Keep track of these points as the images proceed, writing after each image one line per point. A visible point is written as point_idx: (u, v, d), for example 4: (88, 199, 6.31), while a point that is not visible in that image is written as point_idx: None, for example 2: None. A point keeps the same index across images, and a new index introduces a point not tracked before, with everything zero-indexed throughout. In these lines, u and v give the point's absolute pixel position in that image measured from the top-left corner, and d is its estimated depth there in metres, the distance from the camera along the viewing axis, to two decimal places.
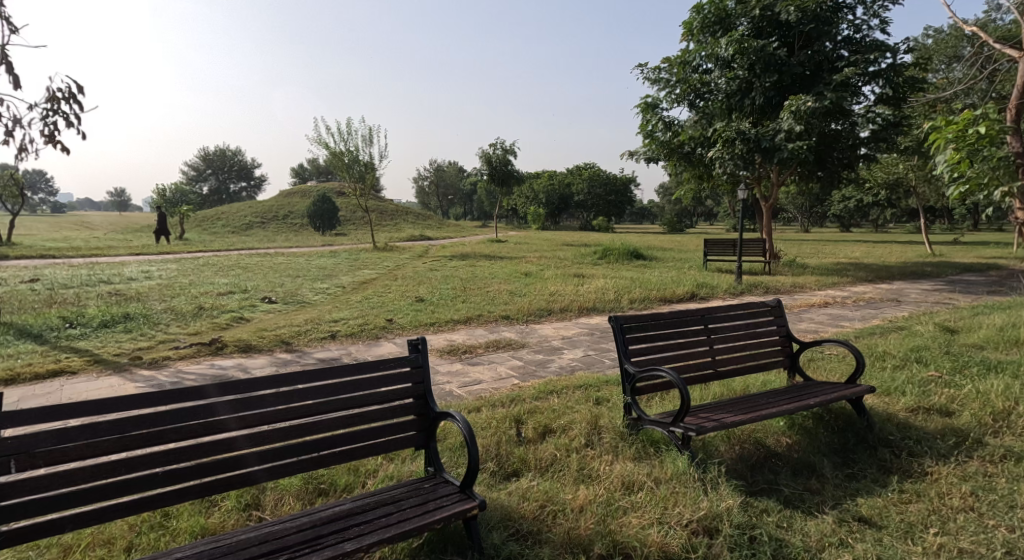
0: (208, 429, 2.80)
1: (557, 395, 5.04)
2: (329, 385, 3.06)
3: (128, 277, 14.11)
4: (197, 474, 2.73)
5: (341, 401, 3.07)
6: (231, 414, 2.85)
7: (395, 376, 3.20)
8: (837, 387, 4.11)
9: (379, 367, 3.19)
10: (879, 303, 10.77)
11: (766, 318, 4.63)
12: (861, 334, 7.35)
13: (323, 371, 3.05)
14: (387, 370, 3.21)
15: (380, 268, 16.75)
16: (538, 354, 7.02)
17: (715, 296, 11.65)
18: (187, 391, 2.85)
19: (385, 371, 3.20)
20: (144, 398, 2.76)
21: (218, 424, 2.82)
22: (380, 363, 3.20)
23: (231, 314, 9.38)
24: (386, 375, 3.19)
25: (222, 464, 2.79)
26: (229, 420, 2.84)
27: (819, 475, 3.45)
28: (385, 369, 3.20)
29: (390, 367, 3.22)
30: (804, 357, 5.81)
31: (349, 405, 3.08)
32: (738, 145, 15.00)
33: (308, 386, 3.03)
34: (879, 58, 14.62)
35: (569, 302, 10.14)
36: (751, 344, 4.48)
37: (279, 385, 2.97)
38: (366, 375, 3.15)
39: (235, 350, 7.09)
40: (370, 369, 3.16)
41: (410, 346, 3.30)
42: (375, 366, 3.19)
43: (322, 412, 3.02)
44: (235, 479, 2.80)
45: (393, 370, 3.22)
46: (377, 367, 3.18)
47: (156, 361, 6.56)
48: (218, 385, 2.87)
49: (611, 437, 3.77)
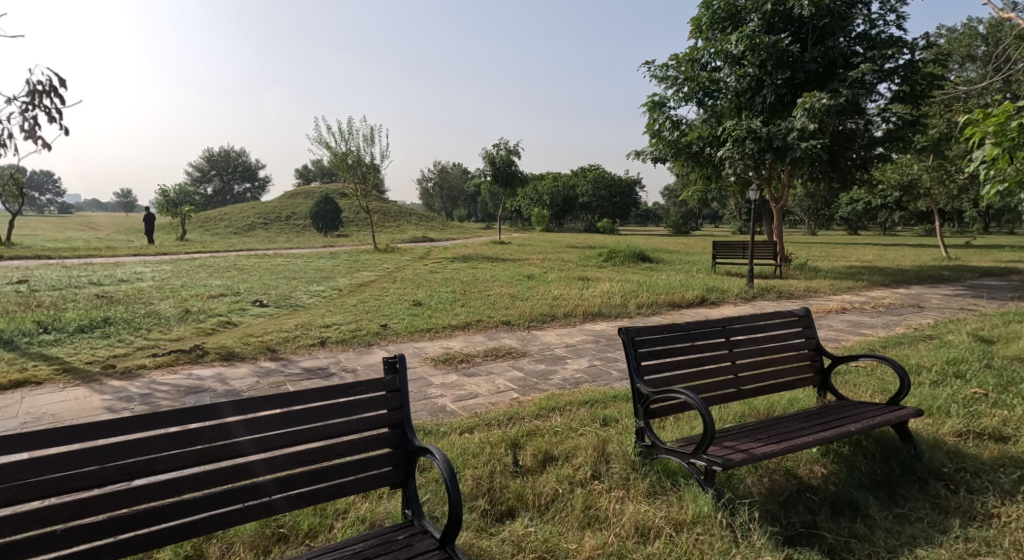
0: (125, 473, 2.31)
1: (560, 413, 4.55)
2: (285, 414, 2.58)
3: (120, 278, 13.72)
4: (111, 530, 2.27)
5: (300, 434, 2.59)
6: (157, 453, 2.36)
7: (366, 403, 2.72)
8: (879, 410, 3.62)
9: (347, 391, 2.70)
10: (899, 308, 10.25)
11: (794, 330, 4.13)
12: (887, 344, 6.85)
13: (277, 398, 2.56)
14: (357, 393, 2.72)
15: (379, 270, 16.31)
16: (539, 364, 6.53)
17: (726, 300, 11.15)
18: (103, 426, 2.35)
19: (354, 395, 2.72)
20: (45, 436, 2.26)
21: (139, 466, 2.33)
22: (348, 387, 2.71)
23: (218, 318, 8.93)
24: (355, 401, 2.70)
25: (144, 517, 2.32)
26: (155, 461, 2.35)
27: (865, 516, 2.98)
28: (355, 393, 2.72)
29: (362, 391, 2.73)
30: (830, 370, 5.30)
31: (311, 438, 2.60)
32: (748, 144, 14.45)
33: (255, 418, 2.54)
34: (896, 54, 14.09)
35: (573, 306, 9.66)
36: (777, 359, 3.99)
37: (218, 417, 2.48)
38: (330, 400, 2.66)
39: (216, 358, 6.61)
40: (337, 394, 2.67)
41: (386, 365, 2.81)
42: (343, 390, 2.70)
43: (272, 450, 2.54)
44: (157, 535, 2.33)
45: (363, 393, 2.74)
46: (345, 392, 2.70)
47: (129, 369, 6.07)
48: (139, 417, 2.38)
49: (620, 469, 3.30)
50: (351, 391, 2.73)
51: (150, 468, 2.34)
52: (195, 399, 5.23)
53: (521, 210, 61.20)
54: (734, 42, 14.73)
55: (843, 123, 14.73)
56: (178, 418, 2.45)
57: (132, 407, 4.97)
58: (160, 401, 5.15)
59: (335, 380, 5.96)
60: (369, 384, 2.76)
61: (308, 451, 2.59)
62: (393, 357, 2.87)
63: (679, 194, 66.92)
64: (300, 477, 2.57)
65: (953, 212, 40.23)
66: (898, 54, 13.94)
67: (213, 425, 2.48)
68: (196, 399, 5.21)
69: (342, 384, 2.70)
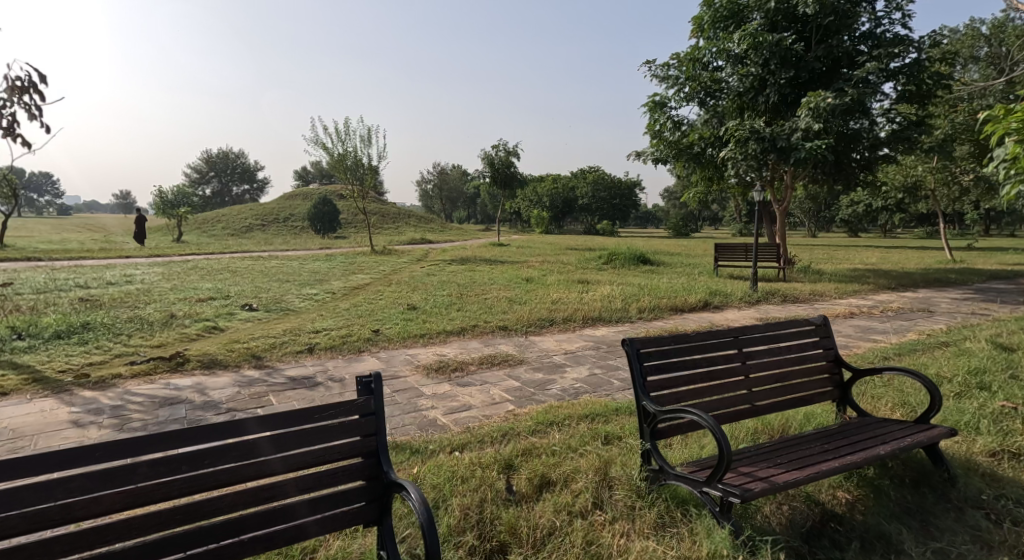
0: (39, 520, 2.03)
1: (558, 429, 4.23)
2: (235, 445, 2.28)
3: (109, 280, 13.40)
4: None
5: (254, 468, 2.29)
6: (79, 496, 2.08)
7: (333, 431, 2.42)
8: (907, 429, 3.30)
9: (313, 417, 2.42)
10: (909, 313, 9.92)
11: (811, 340, 3.81)
12: (901, 351, 6.52)
13: (224, 427, 2.27)
14: (324, 418, 2.44)
15: (375, 273, 16.01)
16: (537, 373, 6.20)
17: (729, 304, 10.84)
18: (15, 464, 2.06)
19: (321, 419, 2.43)
20: None
21: (55, 511, 2.04)
22: (314, 412, 2.43)
23: (204, 323, 8.60)
24: (321, 428, 2.42)
25: None
26: (74, 505, 2.06)
27: (900, 554, 2.68)
28: (321, 417, 2.44)
29: (329, 415, 2.45)
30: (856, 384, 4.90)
31: (262, 473, 2.31)
32: (751, 145, 14.13)
33: (199, 450, 2.24)
34: (902, 53, 13.74)
35: (573, 310, 9.34)
36: (795, 373, 3.67)
37: (154, 451, 2.19)
38: (292, 428, 2.37)
39: (197, 367, 6.28)
40: (300, 421, 2.39)
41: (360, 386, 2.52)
42: (307, 415, 2.42)
43: (221, 485, 2.25)
44: None
45: (332, 417, 2.45)
46: (308, 419, 2.41)
47: (103, 379, 5.75)
48: (57, 454, 2.09)
49: (624, 496, 2.99)
50: (318, 416, 2.45)
51: (69, 513, 2.06)
52: (169, 411, 4.90)
53: (520, 212, 60.94)
54: (737, 40, 14.41)
55: (848, 123, 14.40)
56: (104, 452, 2.15)
57: (100, 421, 4.64)
58: (131, 413, 4.82)
59: (321, 390, 5.64)
60: (340, 406, 2.48)
61: (261, 488, 2.29)
62: (367, 377, 2.58)
63: (679, 196, 66.68)
64: (250, 518, 2.28)
65: (954, 215, 40.08)
66: (906, 52, 13.61)
67: (148, 461, 2.18)
68: (170, 411, 4.88)
69: (306, 409, 2.41)
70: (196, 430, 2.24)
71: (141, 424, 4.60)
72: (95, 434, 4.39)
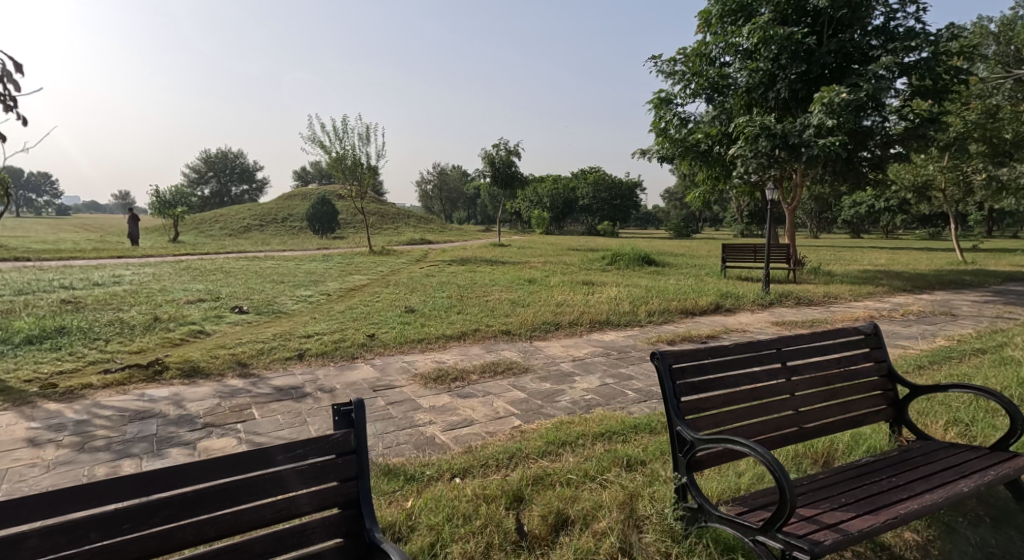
0: None
1: (572, 451, 3.78)
2: (168, 503, 1.87)
3: (96, 281, 12.94)
4: None
5: (196, 530, 1.89)
6: None
7: (298, 480, 2.01)
8: (985, 458, 2.82)
9: (274, 459, 1.99)
10: (932, 317, 9.43)
11: (862, 352, 3.32)
12: (936, 359, 6.04)
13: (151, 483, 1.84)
14: (292, 459, 2.01)
15: (374, 273, 15.53)
16: (544, 383, 5.71)
17: (742, 307, 10.37)
18: None
19: (286, 463, 2.00)
20: None
21: None
22: (273, 456, 1.99)
23: (189, 326, 8.12)
24: (281, 476, 1.99)
25: None
26: None
27: None
28: (286, 460, 2.01)
29: (296, 456, 2.01)
30: (920, 400, 4.33)
31: (205, 536, 1.91)
32: (762, 142, 13.63)
33: (120, 511, 1.83)
34: (918, 46, 13.16)
35: (579, 314, 8.86)
36: (846, 391, 3.18)
37: (59, 515, 1.76)
38: (247, 477, 1.95)
39: (175, 375, 5.79)
40: (255, 467, 1.96)
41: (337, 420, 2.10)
42: (266, 457, 1.99)
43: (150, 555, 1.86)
44: None
45: (300, 458, 2.03)
46: (268, 462, 1.98)
47: (71, 390, 5.27)
48: None
49: (656, 540, 2.60)
50: (281, 457, 2.01)
51: None
52: (138, 427, 4.42)
53: (521, 213, 60.44)
54: (746, 35, 13.88)
55: (861, 120, 13.87)
56: None
57: (59, 439, 4.16)
58: (96, 430, 4.33)
59: (309, 402, 5.16)
60: (313, 442, 2.05)
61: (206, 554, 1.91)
62: (347, 405, 2.15)
63: (681, 197, 66.18)
64: None
65: (958, 216, 39.62)
66: (922, 46, 13.03)
67: (49, 527, 1.76)
68: (139, 427, 4.40)
69: (266, 451, 1.98)
70: (116, 486, 1.81)
71: (104, 442, 4.11)
72: (51, 455, 3.90)
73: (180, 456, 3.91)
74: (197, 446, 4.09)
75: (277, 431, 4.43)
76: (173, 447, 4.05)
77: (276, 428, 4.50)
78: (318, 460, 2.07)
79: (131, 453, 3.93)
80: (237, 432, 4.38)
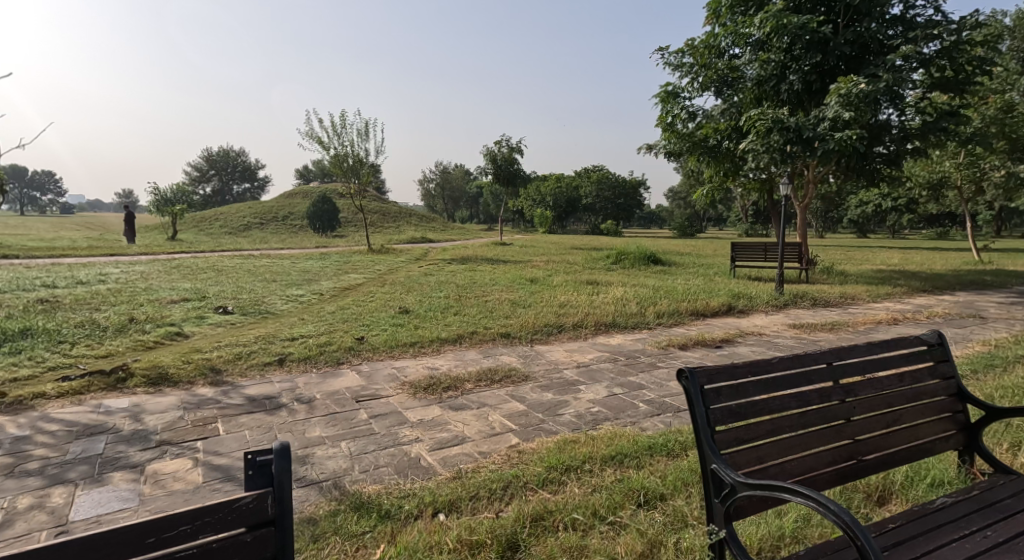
0: None
1: (579, 481, 3.25)
2: None
3: (80, 280, 12.41)
4: None
5: None
6: None
7: None
8: None
9: (146, 541, 1.57)
10: (959, 319, 8.85)
11: (925, 367, 2.76)
12: (981, 368, 5.45)
13: None
14: (171, 540, 1.59)
15: (370, 273, 14.97)
16: (545, 393, 5.15)
17: (756, 308, 9.79)
18: None
19: (162, 546, 1.59)
20: None
21: None
22: (149, 536, 1.59)
23: (167, 328, 7.58)
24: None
25: None
26: None
27: None
28: (164, 541, 1.59)
29: (177, 537, 1.60)
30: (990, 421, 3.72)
31: None
32: (775, 136, 12.98)
33: None
34: (941, 35, 12.32)
35: (584, 315, 8.31)
36: (912, 414, 2.62)
37: None
38: None
39: (140, 384, 5.24)
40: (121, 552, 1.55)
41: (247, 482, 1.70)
42: (138, 540, 1.58)
43: None
44: None
45: (186, 539, 1.61)
46: (139, 546, 1.57)
47: (20, 401, 4.73)
48: None
49: None
50: (161, 537, 1.60)
51: None
52: (84, 445, 3.86)
53: (522, 212, 59.86)
54: (758, 24, 13.24)
55: (878, 113, 13.19)
56: None
57: None
58: (34, 449, 3.79)
59: (282, 415, 4.60)
60: (207, 514, 1.63)
61: None
62: (265, 460, 1.75)
63: (685, 196, 65.48)
64: None
65: (966, 216, 38.93)
66: (945, 34, 12.25)
67: None
68: (83, 445, 3.84)
69: (135, 532, 1.57)
70: None
71: (38, 466, 3.55)
72: None
73: (123, 482, 3.35)
74: (145, 468, 3.53)
75: (241, 450, 3.86)
76: (117, 470, 3.49)
77: (241, 447, 3.93)
78: (218, 538, 1.64)
79: (66, 478, 3.38)
80: (195, 450, 3.82)
